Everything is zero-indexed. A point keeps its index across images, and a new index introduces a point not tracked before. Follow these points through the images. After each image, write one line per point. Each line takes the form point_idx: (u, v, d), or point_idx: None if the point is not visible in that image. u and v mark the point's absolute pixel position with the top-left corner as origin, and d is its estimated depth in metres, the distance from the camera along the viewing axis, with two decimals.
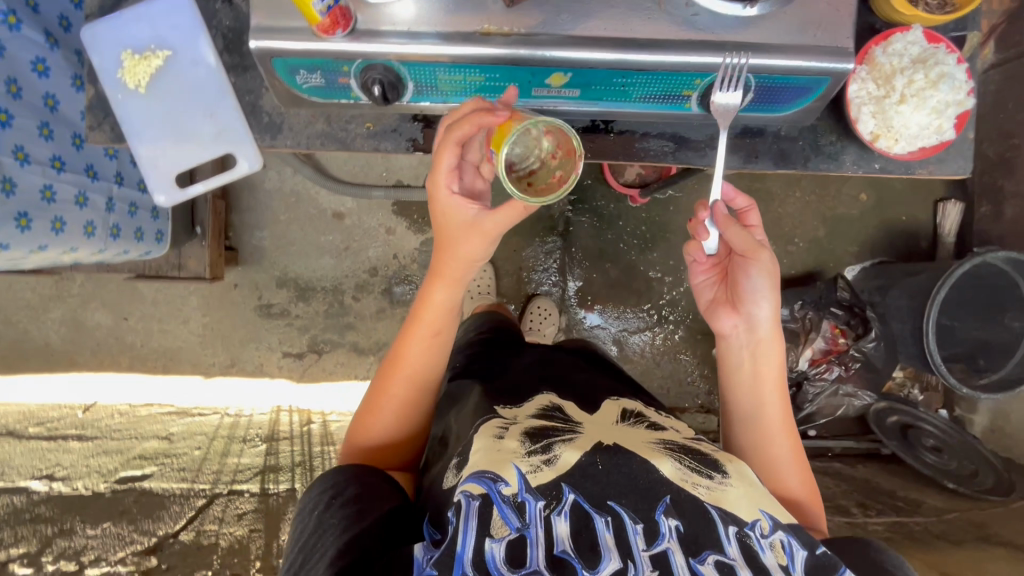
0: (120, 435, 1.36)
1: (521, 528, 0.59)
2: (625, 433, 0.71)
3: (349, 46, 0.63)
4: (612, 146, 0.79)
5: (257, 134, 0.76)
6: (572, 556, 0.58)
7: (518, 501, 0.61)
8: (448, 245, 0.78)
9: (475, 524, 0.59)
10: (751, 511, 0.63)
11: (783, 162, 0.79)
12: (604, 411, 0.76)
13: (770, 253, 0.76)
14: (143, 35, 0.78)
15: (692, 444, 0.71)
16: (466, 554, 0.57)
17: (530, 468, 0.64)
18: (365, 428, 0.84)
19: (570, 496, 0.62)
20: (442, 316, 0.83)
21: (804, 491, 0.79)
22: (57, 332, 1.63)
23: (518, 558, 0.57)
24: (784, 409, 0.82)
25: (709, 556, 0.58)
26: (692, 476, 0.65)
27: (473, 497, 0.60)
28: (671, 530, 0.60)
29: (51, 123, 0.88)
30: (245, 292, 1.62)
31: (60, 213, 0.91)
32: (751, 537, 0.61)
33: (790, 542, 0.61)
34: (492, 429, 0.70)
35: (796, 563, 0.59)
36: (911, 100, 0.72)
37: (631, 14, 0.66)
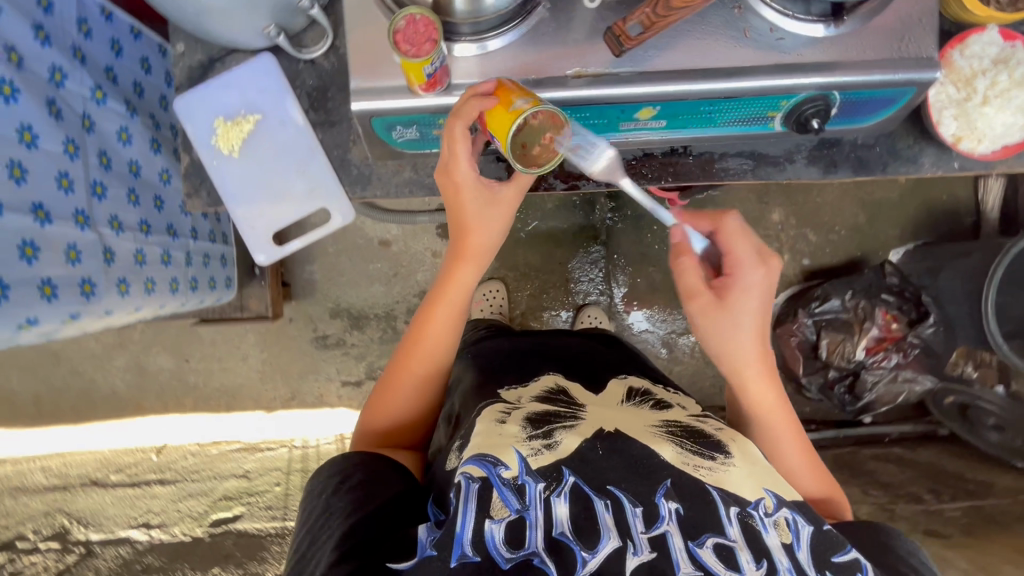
0: (200, 476, 1.40)
1: (520, 510, 0.60)
2: (628, 416, 0.71)
3: (445, 101, 0.65)
4: (691, 168, 0.81)
5: (347, 187, 0.79)
6: (571, 539, 0.58)
7: (519, 483, 0.61)
8: (469, 230, 0.75)
9: (474, 507, 0.59)
10: (754, 492, 0.62)
11: (862, 170, 0.80)
12: (611, 392, 0.79)
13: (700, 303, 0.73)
14: (232, 101, 0.81)
15: (693, 423, 0.71)
16: (466, 535, 0.58)
17: (530, 451, 0.64)
18: (385, 405, 0.85)
19: (570, 478, 0.62)
20: (465, 295, 0.82)
21: (820, 490, 0.78)
22: (122, 379, 1.67)
23: (517, 539, 0.58)
24: (787, 417, 0.78)
25: (709, 539, 0.58)
26: (694, 458, 0.64)
27: (474, 479, 0.61)
28: (670, 513, 0.60)
29: (137, 188, 0.91)
30: (300, 326, 1.65)
31: (150, 274, 0.93)
32: (754, 518, 0.60)
33: (795, 519, 0.61)
34: (494, 414, 0.70)
35: (801, 540, 0.60)
36: (995, 101, 0.73)
37: (717, 44, 0.67)
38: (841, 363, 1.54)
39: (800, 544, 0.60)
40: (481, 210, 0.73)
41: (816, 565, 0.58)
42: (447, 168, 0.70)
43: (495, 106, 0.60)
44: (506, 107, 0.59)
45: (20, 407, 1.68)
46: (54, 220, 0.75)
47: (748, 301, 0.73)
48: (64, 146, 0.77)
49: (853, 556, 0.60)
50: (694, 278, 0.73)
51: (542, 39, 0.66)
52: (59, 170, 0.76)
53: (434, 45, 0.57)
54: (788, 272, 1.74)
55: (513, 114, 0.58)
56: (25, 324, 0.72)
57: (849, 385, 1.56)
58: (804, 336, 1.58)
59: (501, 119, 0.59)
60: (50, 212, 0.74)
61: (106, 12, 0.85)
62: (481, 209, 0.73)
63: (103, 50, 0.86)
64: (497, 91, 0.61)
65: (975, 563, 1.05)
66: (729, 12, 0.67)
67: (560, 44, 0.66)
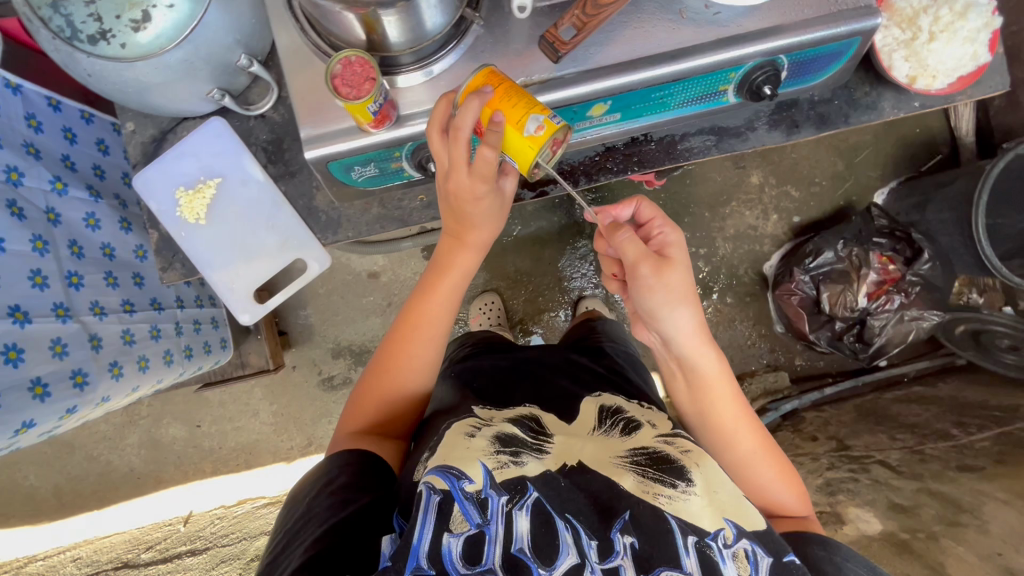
0: (230, 540, 1.42)
1: (481, 524, 0.61)
2: (597, 446, 0.72)
3: (397, 134, 0.65)
4: (655, 153, 0.80)
5: (319, 234, 0.79)
6: (528, 556, 0.59)
7: (481, 497, 0.62)
8: (474, 227, 0.76)
9: (434, 518, 0.59)
10: (714, 522, 0.63)
11: (824, 125, 0.79)
12: (583, 417, 0.78)
13: (649, 268, 0.72)
14: (191, 169, 0.80)
15: (660, 446, 0.71)
16: (422, 546, 0.58)
17: (496, 464, 0.66)
18: (384, 386, 0.85)
19: (533, 493, 0.64)
20: (464, 280, 0.84)
21: (770, 487, 0.79)
22: (138, 455, 1.67)
23: (474, 556, 0.58)
24: (736, 405, 0.80)
25: (662, 572, 0.60)
26: (653, 486, 0.66)
27: (435, 491, 0.61)
28: (626, 548, 0.61)
29: (114, 270, 0.91)
30: (305, 372, 1.65)
31: (142, 351, 0.93)
32: (712, 548, 0.62)
33: (755, 550, 0.62)
34: (464, 427, 0.71)
35: (758, 572, 0.61)
36: (940, 35, 0.73)
37: (656, 28, 0.67)
38: (845, 314, 1.53)
39: None
40: (490, 207, 0.73)
41: None
42: (451, 172, 0.66)
43: (510, 130, 0.58)
44: (518, 130, 0.58)
45: (42, 501, 1.67)
46: (34, 318, 0.75)
47: (678, 285, 0.73)
48: (33, 244, 0.78)
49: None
50: (642, 254, 0.72)
51: (484, 54, 0.66)
52: (31, 268, 0.76)
53: (373, 82, 0.57)
54: (776, 232, 1.73)
55: (531, 142, 0.58)
56: (21, 428, 0.74)
57: (857, 333, 1.55)
58: (805, 293, 1.57)
59: (522, 147, 0.59)
60: (28, 311, 0.75)
61: (53, 102, 0.86)
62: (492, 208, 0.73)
63: (56, 140, 0.86)
64: (501, 107, 0.58)
65: (1014, 492, 1.03)
66: None
67: (503, 57, 0.66)
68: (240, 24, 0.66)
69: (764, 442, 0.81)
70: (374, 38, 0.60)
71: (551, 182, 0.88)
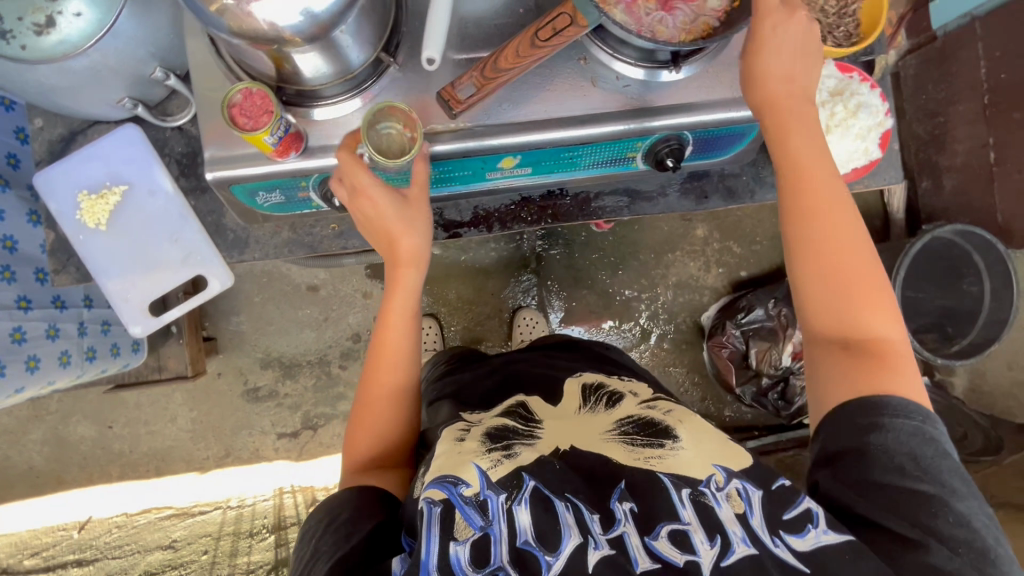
0: (122, 552, 1.34)
1: (484, 527, 0.58)
2: (583, 424, 0.69)
3: (303, 164, 0.66)
4: (569, 209, 0.82)
5: (225, 251, 0.78)
6: (534, 547, 0.57)
7: (480, 499, 0.60)
8: (394, 236, 0.70)
9: (438, 530, 0.57)
10: (704, 469, 0.62)
11: (732, 198, 0.84)
12: (567, 396, 0.76)
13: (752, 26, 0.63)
14: (96, 172, 0.77)
15: (644, 412, 0.71)
16: (432, 560, 0.56)
17: (490, 463, 0.63)
18: (375, 398, 0.77)
19: (530, 483, 0.61)
20: (413, 302, 0.76)
21: (866, 327, 0.62)
22: (39, 453, 1.58)
23: (482, 557, 0.56)
24: (840, 219, 0.63)
25: (663, 529, 0.58)
26: (643, 451, 0.64)
27: (435, 503, 0.59)
28: (626, 514, 0.59)
29: (12, 264, 0.88)
30: (230, 380, 1.60)
31: (32, 351, 0.90)
32: (706, 495, 0.60)
33: (745, 488, 0.60)
34: (453, 433, 0.70)
35: (753, 508, 0.58)
36: (837, 129, 0.78)
37: (569, 93, 0.69)
38: (771, 371, 1.58)
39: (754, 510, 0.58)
40: (388, 204, 0.67)
41: (769, 528, 0.57)
42: (353, 198, 0.67)
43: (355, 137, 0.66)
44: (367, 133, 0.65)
45: None
46: None
47: (765, 65, 0.63)
48: None
49: (806, 505, 0.57)
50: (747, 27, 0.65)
51: (399, 85, 0.67)
52: None
53: (271, 115, 0.57)
54: (716, 284, 1.78)
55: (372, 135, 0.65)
56: None
57: (781, 391, 1.61)
58: (734, 347, 1.63)
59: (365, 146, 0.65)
60: None
61: None
62: (388, 206, 0.67)
63: None
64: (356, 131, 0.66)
65: None
66: (576, 63, 0.70)
67: (418, 96, 0.67)
68: (156, 38, 0.66)
69: (869, 276, 0.63)
70: (285, 72, 0.61)
71: (463, 225, 0.84)
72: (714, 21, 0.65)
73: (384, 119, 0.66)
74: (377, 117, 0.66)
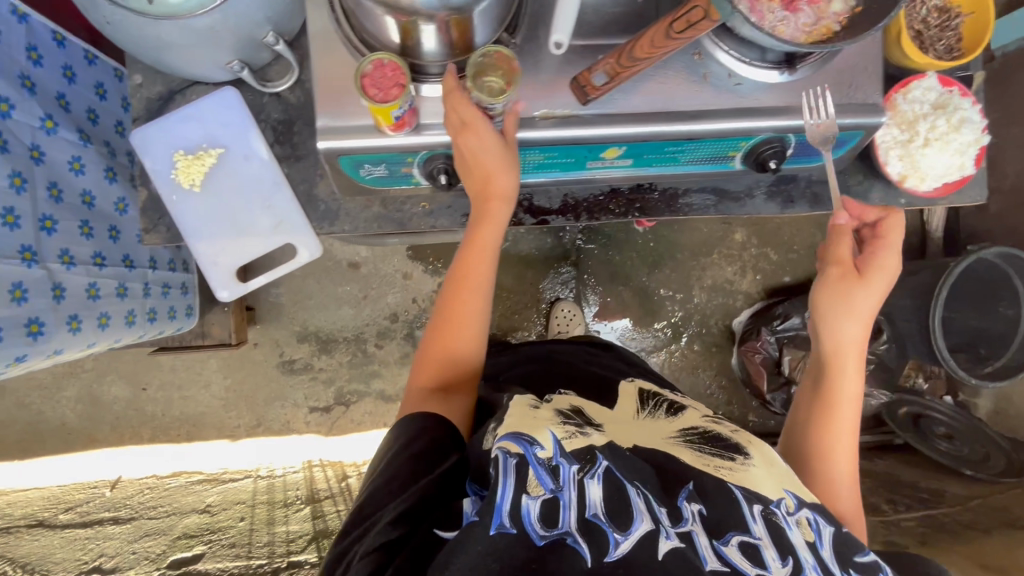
0: (157, 512, 1.35)
1: (555, 490, 0.56)
2: (647, 427, 0.70)
3: (414, 140, 0.66)
4: (658, 205, 0.83)
5: (315, 222, 0.79)
6: (603, 522, 0.54)
7: (553, 464, 0.57)
8: (490, 176, 0.67)
9: (513, 481, 0.55)
10: (775, 490, 0.61)
11: (817, 204, 0.84)
12: (624, 403, 0.77)
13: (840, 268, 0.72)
14: (193, 134, 0.79)
15: (710, 425, 0.70)
16: (504, 505, 0.53)
17: (565, 434, 0.62)
18: (446, 354, 0.77)
19: (603, 462, 0.59)
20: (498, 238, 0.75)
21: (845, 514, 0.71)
22: (73, 410, 1.59)
23: (551, 518, 0.54)
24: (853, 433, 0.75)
25: (733, 537, 0.56)
26: (714, 460, 0.64)
27: (510, 454, 0.56)
28: (694, 514, 0.57)
29: (91, 220, 0.88)
30: (266, 351, 1.61)
31: (105, 308, 0.89)
32: (777, 515, 0.59)
33: (816, 519, 0.60)
34: (527, 399, 0.68)
35: (823, 539, 0.59)
36: (936, 143, 0.79)
37: (680, 88, 0.69)
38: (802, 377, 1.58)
39: (822, 542, 0.59)
40: (494, 144, 0.65)
41: (840, 563, 0.57)
42: (459, 132, 0.64)
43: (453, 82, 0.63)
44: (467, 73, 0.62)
45: None
46: None
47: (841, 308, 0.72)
48: (11, 180, 0.74)
49: (873, 556, 0.59)
50: (843, 258, 0.73)
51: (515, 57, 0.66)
52: (5, 205, 0.73)
53: (402, 89, 0.58)
54: (750, 290, 1.77)
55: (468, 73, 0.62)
56: (14, 362, 0.74)
57: None
58: (767, 353, 1.61)
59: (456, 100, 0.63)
60: (38, 254, 0.77)
61: (58, 37, 0.83)
62: (494, 144, 0.65)
63: (54, 77, 0.82)
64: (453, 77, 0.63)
65: None
66: (690, 58, 0.69)
67: (533, 77, 0.67)
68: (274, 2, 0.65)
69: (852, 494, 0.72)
70: (408, 45, 0.61)
71: (552, 213, 0.85)
72: (835, 24, 0.65)
73: (491, 65, 0.63)
74: (484, 63, 0.63)
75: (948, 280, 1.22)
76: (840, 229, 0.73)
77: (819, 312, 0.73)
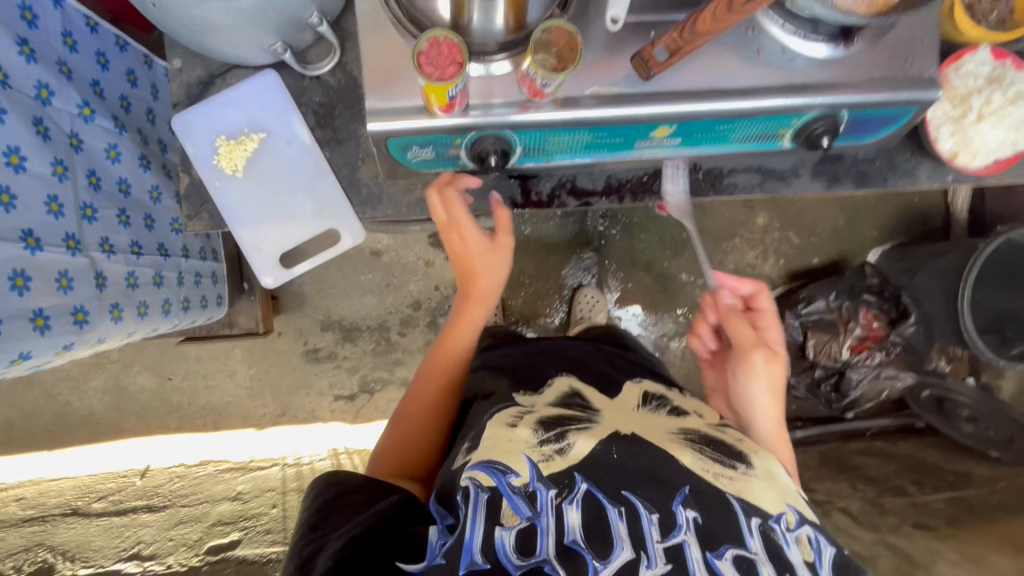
0: (190, 500, 1.36)
1: (531, 517, 0.58)
2: (645, 423, 0.68)
3: (463, 122, 0.64)
4: (703, 184, 0.83)
5: (358, 207, 0.79)
6: (584, 548, 0.55)
7: (530, 490, 0.60)
8: (473, 274, 0.79)
9: (483, 515, 0.58)
10: (777, 505, 0.60)
11: (863, 183, 0.83)
12: (626, 397, 0.76)
13: (764, 357, 0.76)
14: (235, 119, 0.83)
15: (715, 433, 0.67)
16: (475, 542, 0.57)
17: (541, 457, 0.63)
18: (444, 362, 0.84)
19: (582, 485, 0.60)
20: (472, 335, 0.84)
21: None
22: (100, 400, 1.60)
23: (528, 546, 0.56)
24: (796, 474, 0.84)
25: (728, 551, 0.55)
26: (713, 466, 0.62)
27: (482, 489, 0.60)
28: (688, 522, 0.57)
29: (127, 208, 0.87)
30: (290, 340, 1.61)
31: (143, 297, 0.89)
32: (776, 531, 0.58)
33: (817, 537, 0.60)
34: (504, 419, 0.69)
35: (823, 558, 0.58)
36: (989, 118, 0.78)
37: (732, 64, 0.67)
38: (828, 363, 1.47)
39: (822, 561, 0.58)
40: (476, 241, 0.76)
41: None
42: (450, 225, 0.75)
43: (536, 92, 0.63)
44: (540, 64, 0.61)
45: None
46: (44, 247, 0.71)
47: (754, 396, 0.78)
48: (53, 168, 0.74)
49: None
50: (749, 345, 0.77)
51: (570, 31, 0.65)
52: (48, 194, 0.72)
53: (459, 67, 0.57)
54: None
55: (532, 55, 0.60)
56: (18, 359, 0.69)
57: (835, 383, 1.50)
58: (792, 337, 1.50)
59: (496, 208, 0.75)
60: (81, 242, 0.77)
61: (89, 23, 0.82)
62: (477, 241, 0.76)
63: (88, 63, 0.81)
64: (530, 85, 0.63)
65: (965, 554, 0.97)
66: (742, 33, 0.67)
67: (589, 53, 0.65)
68: None
69: None
70: (460, 20, 0.60)
71: (595, 194, 0.84)
72: None
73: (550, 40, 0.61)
74: (544, 39, 0.61)
75: (978, 261, 1.19)
76: (732, 318, 0.79)
77: (739, 401, 0.79)
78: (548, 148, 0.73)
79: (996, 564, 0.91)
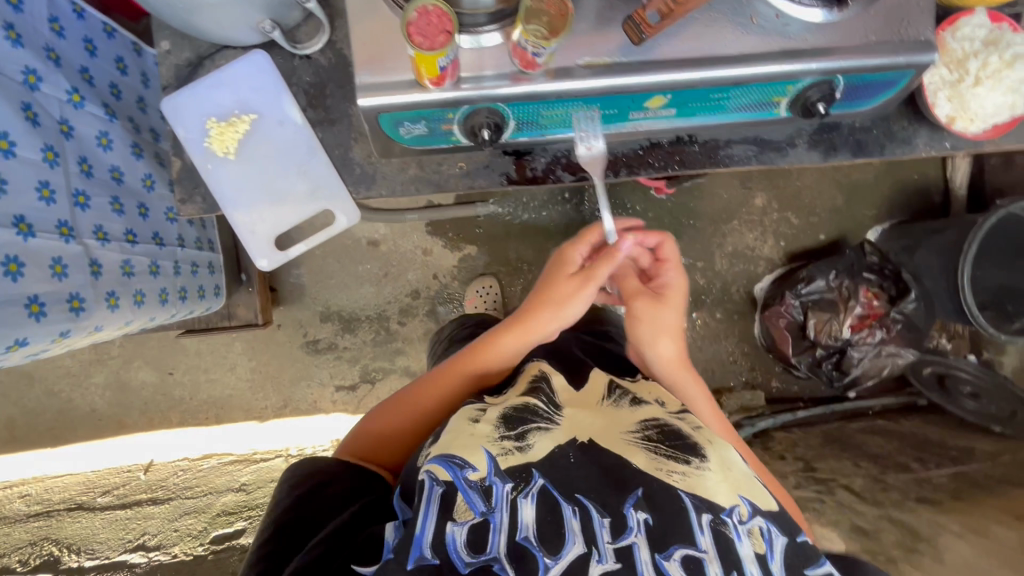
0: (193, 492, 1.36)
1: (486, 512, 0.59)
2: (605, 417, 0.69)
3: (455, 96, 0.64)
4: (697, 156, 0.82)
5: (352, 187, 0.78)
6: (534, 544, 0.56)
7: (485, 485, 0.60)
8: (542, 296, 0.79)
9: (437, 509, 0.58)
10: (729, 498, 0.61)
11: (860, 152, 0.82)
12: (592, 384, 0.75)
13: (641, 302, 0.80)
14: (226, 101, 0.83)
15: (672, 421, 0.68)
16: (426, 536, 0.57)
17: (501, 451, 0.63)
18: (450, 374, 0.81)
19: (538, 480, 0.61)
20: (501, 364, 0.81)
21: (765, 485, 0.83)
22: (102, 397, 1.60)
23: (479, 543, 0.57)
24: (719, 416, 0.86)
25: (676, 551, 0.56)
26: (667, 463, 0.63)
27: (437, 483, 0.60)
28: (639, 524, 0.58)
29: (121, 196, 0.87)
30: (290, 332, 1.61)
31: (139, 286, 0.88)
32: (728, 525, 0.59)
33: (769, 528, 0.60)
34: (468, 412, 0.68)
35: (774, 550, 0.59)
36: (987, 81, 0.77)
37: (724, 31, 0.66)
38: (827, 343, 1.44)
39: (774, 553, 0.59)
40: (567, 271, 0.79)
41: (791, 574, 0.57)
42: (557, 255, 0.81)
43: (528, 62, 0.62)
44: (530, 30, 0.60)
45: None
46: (37, 233, 0.71)
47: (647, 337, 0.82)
48: (44, 154, 0.73)
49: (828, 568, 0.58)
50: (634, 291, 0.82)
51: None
52: (40, 179, 0.72)
53: (449, 36, 0.56)
54: None
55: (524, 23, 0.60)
56: (14, 346, 0.69)
57: (835, 362, 1.47)
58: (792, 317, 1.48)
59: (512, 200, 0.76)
60: (74, 229, 0.77)
61: (77, 9, 0.81)
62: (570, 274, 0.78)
63: (76, 50, 0.81)
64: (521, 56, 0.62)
65: (968, 526, 0.97)
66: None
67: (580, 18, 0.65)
68: None
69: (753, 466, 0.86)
70: None
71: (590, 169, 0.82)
72: None
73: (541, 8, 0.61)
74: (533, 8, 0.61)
75: (978, 235, 1.18)
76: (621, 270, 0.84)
77: (637, 343, 0.83)
78: (542, 122, 0.72)
79: (1000, 535, 0.91)
